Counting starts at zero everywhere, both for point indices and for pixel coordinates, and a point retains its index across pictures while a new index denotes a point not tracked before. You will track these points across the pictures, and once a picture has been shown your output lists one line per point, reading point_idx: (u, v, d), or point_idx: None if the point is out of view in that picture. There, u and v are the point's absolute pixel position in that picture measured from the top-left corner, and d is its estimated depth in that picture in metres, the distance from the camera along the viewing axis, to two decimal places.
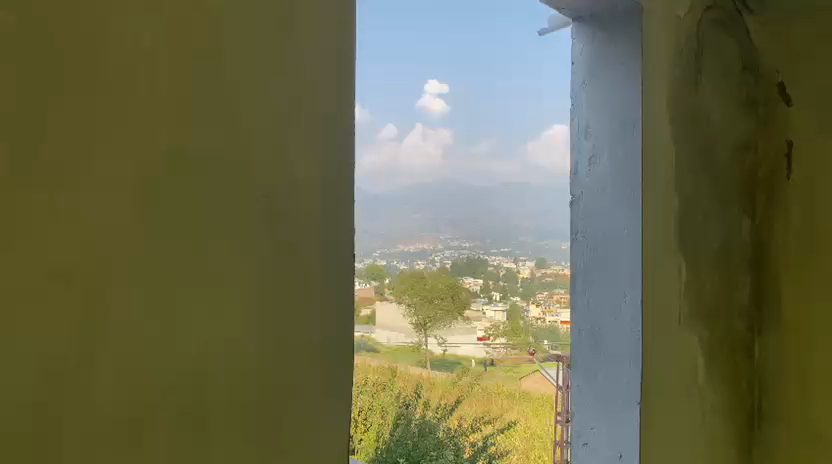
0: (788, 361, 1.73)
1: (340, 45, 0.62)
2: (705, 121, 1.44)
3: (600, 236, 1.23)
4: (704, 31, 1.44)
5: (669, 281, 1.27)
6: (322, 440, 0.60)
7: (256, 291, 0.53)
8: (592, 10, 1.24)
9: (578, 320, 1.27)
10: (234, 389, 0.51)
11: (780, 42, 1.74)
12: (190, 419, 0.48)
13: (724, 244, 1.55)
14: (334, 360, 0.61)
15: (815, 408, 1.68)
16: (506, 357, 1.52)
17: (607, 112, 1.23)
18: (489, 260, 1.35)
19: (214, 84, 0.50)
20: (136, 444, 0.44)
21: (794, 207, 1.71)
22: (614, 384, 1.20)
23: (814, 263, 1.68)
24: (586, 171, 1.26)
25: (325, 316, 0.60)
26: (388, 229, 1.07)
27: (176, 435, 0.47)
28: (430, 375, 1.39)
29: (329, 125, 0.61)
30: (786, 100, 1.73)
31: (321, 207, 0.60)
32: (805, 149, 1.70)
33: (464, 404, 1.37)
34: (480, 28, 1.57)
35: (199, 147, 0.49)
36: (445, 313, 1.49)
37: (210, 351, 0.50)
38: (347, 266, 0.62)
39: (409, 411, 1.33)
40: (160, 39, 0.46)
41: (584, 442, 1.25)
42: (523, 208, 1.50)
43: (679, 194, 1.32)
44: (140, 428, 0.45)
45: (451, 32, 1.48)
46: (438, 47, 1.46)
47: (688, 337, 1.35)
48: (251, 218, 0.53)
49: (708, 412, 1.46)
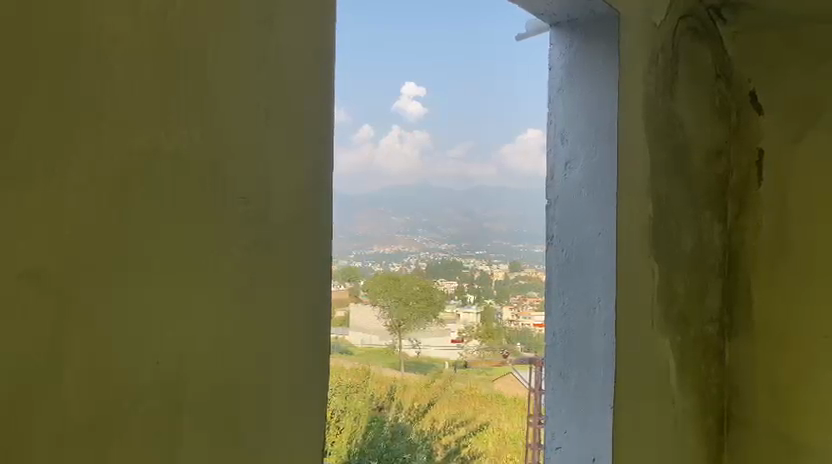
0: (758, 364, 1.77)
1: (323, 46, 0.62)
2: (680, 128, 1.46)
3: (574, 240, 1.24)
4: (679, 39, 1.46)
5: (642, 285, 1.29)
6: (300, 440, 0.59)
7: (234, 291, 0.53)
8: (570, 16, 1.24)
9: (552, 324, 1.26)
10: (210, 388, 0.50)
11: (752, 52, 1.79)
12: (163, 420, 0.47)
13: (697, 250, 1.57)
14: (313, 360, 0.60)
15: (786, 408, 1.74)
16: (480, 360, 1.48)
17: (584, 118, 1.24)
18: (465, 262, 1.33)
19: (195, 82, 0.49)
20: (108, 444, 0.43)
21: (766, 214, 1.76)
22: (587, 386, 1.22)
23: (786, 264, 1.74)
24: (562, 177, 1.27)
25: (303, 316, 0.59)
26: (366, 231, 1.08)
27: (148, 435, 0.46)
28: (403, 378, 1.42)
29: (311, 125, 0.60)
30: (758, 108, 1.78)
31: (300, 208, 0.59)
32: (776, 159, 1.76)
33: (436, 407, 1.50)
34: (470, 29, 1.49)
35: (177, 146, 0.48)
36: (419, 315, 1.37)
37: (186, 352, 0.49)
38: (326, 265, 0.61)
39: (381, 413, 1.43)
40: (140, 36, 0.45)
41: (557, 446, 1.25)
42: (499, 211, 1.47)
43: (654, 199, 1.34)
44: (110, 427, 0.44)
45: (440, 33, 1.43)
46: (430, 49, 1.42)
47: (660, 339, 1.37)
48: (230, 218, 0.52)
49: (680, 415, 1.49)
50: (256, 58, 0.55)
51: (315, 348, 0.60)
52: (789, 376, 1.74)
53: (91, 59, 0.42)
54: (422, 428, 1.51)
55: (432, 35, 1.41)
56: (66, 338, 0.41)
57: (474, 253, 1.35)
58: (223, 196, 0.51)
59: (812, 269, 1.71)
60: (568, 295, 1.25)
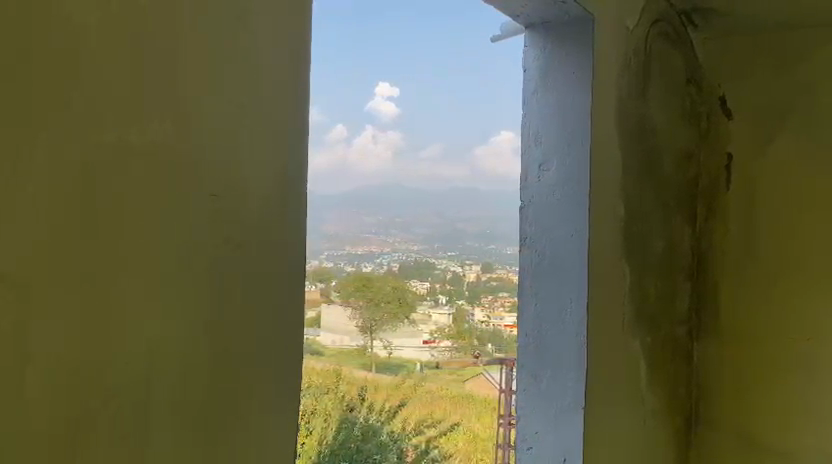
0: (724, 364, 1.80)
1: (300, 44, 0.61)
2: (651, 131, 1.48)
3: (548, 242, 1.25)
4: (651, 44, 1.48)
5: (612, 287, 1.30)
6: (273, 439, 0.58)
7: (209, 291, 0.52)
8: (544, 18, 1.25)
9: (526, 325, 1.27)
10: (182, 388, 0.49)
11: (721, 57, 1.83)
12: (132, 422, 0.46)
13: (666, 253, 1.59)
14: (288, 362, 0.59)
15: (752, 408, 1.78)
16: (452, 360, 1.43)
17: (558, 121, 1.25)
18: (437, 263, 1.32)
19: (170, 78, 0.48)
20: (75, 445, 0.42)
21: (733, 217, 1.80)
22: (560, 387, 1.23)
23: (753, 262, 1.78)
24: (537, 179, 1.28)
25: (279, 316, 0.58)
26: (337, 230, 1.07)
27: (118, 436, 0.45)
28: (374, 379, 1.37)
29: (287, 124, 0.59)
30: (727, 113, 1.82)
31: (273, 208, 0.58)
32: (743, 163, 1.80)
33: (406, 408, 1.42)
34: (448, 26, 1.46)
35: (150, 141, 0.47)
36: (390, 317, 1.33)
37: (157, 351, 0.47)
38: (302, 265, 0.61)
39: (352, 413, 1.32)
40: (113, 29, 0.44)
41: (529, 446, 1.25)
42: (470, 211, 1.44)
43: (625, 202, 1.35)
44: (79, 428, 0.43)
45: (418, 29, 1.42)
46: (410, 47, 1.41)
47: (630, 340, 1.38)
48: (204, 217, 0.51)
49: (649, 416, 1.50)
50: (229, 53, 0.54)
51: (290, 349, 0.60)
52: (757, 375, 1.77)
53: (63, 51, 0.41)
54: (393, 429, 1.40)
55: (414, 34, 1.41)
56: None
57: (448, 253, 1.34)
58: (197, 194, 0.51)
59: (775, 269, 1.76)
60: (541, 297, 1.25)
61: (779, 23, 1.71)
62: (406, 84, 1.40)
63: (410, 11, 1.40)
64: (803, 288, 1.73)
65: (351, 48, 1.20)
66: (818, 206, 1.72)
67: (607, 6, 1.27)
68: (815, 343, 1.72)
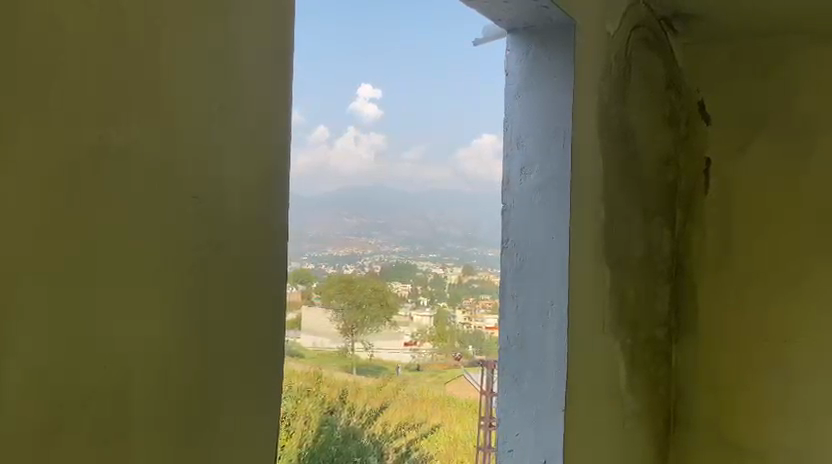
0: (701, 366, 1.82)
1: (281, 44, 0.61)
2: (631, 135, 1.49)
3: (528, 245, 1.25)
4: (632, 49, 1.49)
5: (592, 289, 1.31)
6: (253, 440, 0.58)
7: (187, 293, 0.51)
8: (527, 22, 1.25)
9: (506, 327, 1.27)
10: (161, 388, 0.49)
11: (700, 62, 1.84)
12: (111, 422, 0.45)
13: (646, 256, 1.61)
14: (267, 363, 0.59)
15: (730, 409, 1.80)
16: (433, 362, 1.40)
17: (540, 124, 1.26)
18: (419, 265, 1.33)
19: (148, 77, 0.48)
20: (50, 446, 0.42)
21: (711, 221, 1.82)
22: (540, 389, 1.23)
23: (730, 265, 1.80)
24: (518, 181, 1.27)
25: (258, 317, 0.58)
26: (319, 232, 1.07)
27: (96, 438, 0.44)
28: (356, 380, 1.31)
29: (269, 124, 0.59)
30: (706, 118, 1.84)
31: (253, 209, 0.57)
32: (722, 168, 1.82)
33: (388, 410, 1.36)
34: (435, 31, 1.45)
35: (129, 140, 0.46)
36: (372, 320, 1.29)
37: (135, 352, 0.47)
38: (282, 264, 0.60)
39: (333, 417, 1.26)
40: (92, 27, 0.44)
41: (509, 448, 1.26)
42: (451, 210, 1.43)
43: (606, 206, 1.36)
44: (55, 430, 0.42)
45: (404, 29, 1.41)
46: (395, 45, 1.39)
47: (609, 342, 1.39)
48: (182, 218, 0.50)
49: (629, 417, 1.51)
50: (209, 52, 0.53)
51: (268, 349, 0.59)
52: (736, 375, 1.79)
53: (39, 49, 0.41)
54: (374, 432, 1.34)
55: (399, 33, 1.39)
56: (7, 340, 0.39)
57: (428, 256, 1.35)
58: (175, 195, 0.50)
59: (752, 271, 1.78)
60: (522, 299, 1.25)
61: (757, 30, 1.73)
62: (389, 87, 1.39)
63: (401, 17, 1.41)
64: (779, 292, 1.76)
65: (336, 48, 1.20)
66: (793, 210, 1.75)
67: (588, 11, 1.28)
68: (791, 346, 1.74)
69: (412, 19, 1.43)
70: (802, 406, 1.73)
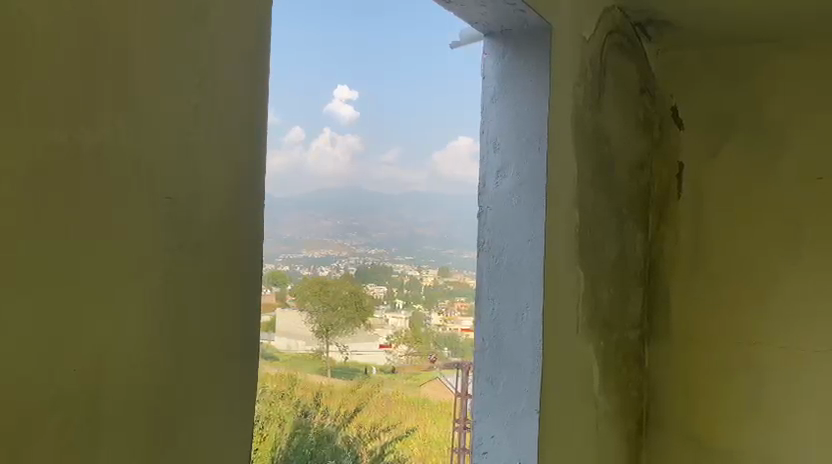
0: (674, 366, 1.85)
1: (257, 42, 0.60)
2: (605, 141, 1.50)
3: (503, 247, 1.26)
4: (606, 54, 1.51)
5: (567, 291, 1.32)
6: (228, 444, 0.57)
7: (160, 293, 0.50)
8: (504, 26, 1.26)
9: (482, 329, 1.28)
10: (133, 389, 0.48)
11: (673, 68, 1.88)
12: (82, 424, 0.45)
13: (619, 258, 1.63)
14: (243, 365, 0.58)
15: (701, 410, 1.83)
16: (408, 365, 1.35)
17: (516, 128, 1.27)
18: (394, 267, 1.29)
19: (121, 76, 0.47)
20: (19, 446, 0.41)
21: (683, 224, 1.86)
22: (515, 390, 1.24)
23: (701, 267, 1.84)
24: (494, 184, 1.29)
25: (233, 317, 0.57)
26: (292, 235, 1.06)
27: (66, 438, 0.44)
28: (330, 384, 1.22)
29: (245, 124, 0.58)
30: (679, 123, 1.87)
31: (228, 209, 0.57)
32: (694, 172, 1.85)
33: (362, 412, 1.25)
34: (424, 43, 1.44)
35: (103, 138, 0.46)
36: (346, 321, 1.23)
37: (107, 353, 0.46)
38: (257, 264, 0.59)
39: (307, 420, 1.16)
40: (64, 24, 0.43)
41: (484, 450, 1.26)
42: (436, 212, 1.39)
43: (580, 209, 1.37)
44: (25, 430, 0.41)
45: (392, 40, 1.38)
46: (380, 50, 1.35)
47: (583, 344, 1.40)
48: (154, 219, 0.49)
49: (602, 419, 1.53)
50: (184, 52, 0.52)
51: (244, 350, 0.58)
52: (708, 376, 1.82)
53: (10, 47, 0.40)
54: (349, 436, 1.21)
55: (394, 39, 1.38)
56: None
57: (403, 259, 1.31)
58: (148, 194, 0.49)
59: (723, 273, 1.82)
60: (498, 301, 1.27)
61: (728, 37, 1.77)
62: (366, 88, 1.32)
63: (390, 17, 1.38)
64: (749, 294, 1.79)
65: (312, 46, 1.16)
66: (762, 213, 1.78)
67: (564, 16, 1.29)
68: (760, 348, 1.77)
69: (401, 26, 1.40)
70: (773, 407, 1.75)
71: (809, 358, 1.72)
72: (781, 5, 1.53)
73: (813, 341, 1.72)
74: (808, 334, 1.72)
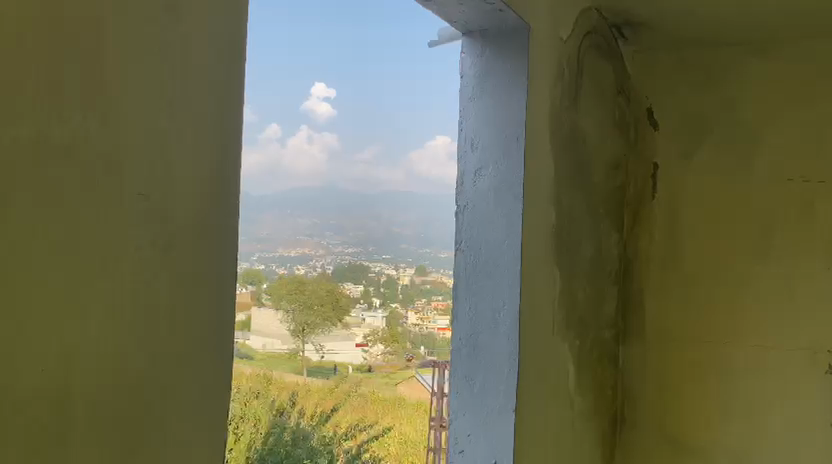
0: (649, 365, 1.87)
1: (233, 36, 0.59)
2: (581, 141, 1.52)
3: (481, 247, 1.26)
4: (583, 54, 1.52)
5: (542, 291, 1.32)
6: (198, 444, 0.55)
7: (129, 293, 0.49)
8: (483, 26, 1.26)
9: (459, 329, 1.28)
10: (101, 390, 0.47)
11: (648, 70, 1.90)
12: (47, 426, 0.43)
13: (595, 258, 1.64)
14: (215, 365, 0.57)
15: (674, 410, 1.85)
16: (384, 363, 1.36)
17: (493, 127, 1.27)
18: (371, 266, 1.25)
19: (92, 69, 0.46)
20: None
21: (658, 224, 1.88)
22: (491, 390, 1.24)
23: (674, 265, 1.86)
24: (472, 183, 1.29)
25: (206, 316, 0.56)
26: (270, 232, 1.04)
27: (33, 441, 0.42)
28: (306, 382, 1.23)
29: (218, 120, 0.57)
30: (653, 123, 1.89)
31: (201, 207, 0.56)
32: (668, 173, 1.87)
33: (339, 411, 1.27)
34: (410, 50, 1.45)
35: (70, 134, 0.45)
36: (323, 321, 1.25)
37: (74, 352, 0.45)
38: (231, 263, 0.59)
39: (282, 419, 1.15)
40: (33, 16, 0.42)
41: (460, 449, 1.27)
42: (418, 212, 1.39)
43: (556, 208, 1.38)
44: None
45: (359, 49, 1.43)
46: (347, 48, 1.39)
47: (559, 343, 1.41)
48: (125, 216, 0.48)
49: (577, 417, 1.54)
50: (155, 46, 0.51)
51: (215, 350, 0.57)
52: (681, 373, 1.84)
53: None
54: (325, 435, 1.23)
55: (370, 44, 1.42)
56: None
57: (383, 258, 1.28)
58: (118, 193, 0.48)
59: (695, 272, 1.84)
60: (474, 301, 1.27)
61: (703, 39, 1.79)
62: (339, 93, 1.37)
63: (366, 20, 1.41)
64: (722, 293, 1.81)
65: (287, 48, 1.15)
66: (734, 215, 1.80)
67: (542, 16, 1.30)
68: (731, 347, 1.80)
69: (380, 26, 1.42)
70: (743, 406, 1.78)
71: (778, 357, 1.75)
72: (754, 9, 1.55)
73: (781, 340, 1.75)
74: (780, 335, 1.75)
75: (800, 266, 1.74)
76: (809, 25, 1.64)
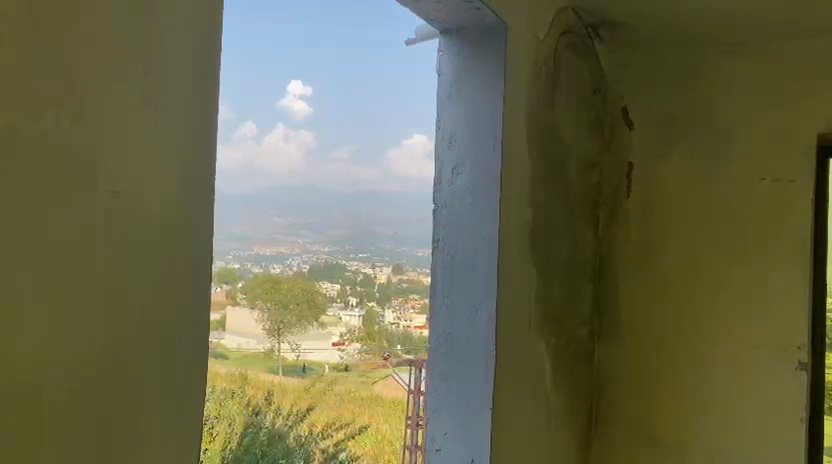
0: (624, 363, 1.89)
1: (209, 31, 0.58)
2: (558, 138, 1.52)
3: (459, 245, 1.29)
4: (560, 54, 1.53)
5: (519, 290, 1.34)
6: (171, 444, 0.55)
7: (103, 292, 0.48)
8: (459, 24, 1.29)
9: (437, 326, 1.30)
10: (73, 389, 0.46)
11: (623, 71, 1.92)
12: (17, 427, 0.42)
13: (570, 259, 1.64)
14: (189, 366, 0.56)
15: (647, 409, 1.87)
16: (362, 362, 1.24)
17: (470, 127, 1.30)
18: (348, 264, 1.18)
19: (64, 66, 0.45)
20: None
21: (632, 223, 1.90)
22: (469, 389, 1.25)
23: (649, 262, 1.89)
24: (449, 180, 1.33)
25: (180, 318, 0.55)
26: (245, 230, 0.97)
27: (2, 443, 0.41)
28: (282, 379, 1.13)
29: (193, 117, 0.56)
30: (628, 123, 1.92)
31: (176, 205, 0.55)
32: (642, 175, 1.90)
33: (315, 411, 1.17)
34: (399, 58, 1.32)
35: (45, 130, 0.44)
36: (298, 320, 1.12)
37: (47, 350, 0.44)
38: (205, 263, 0.58)
39: (259, 420, 1.08)
40: (9, 8, 0.41)
41: (437, 448, 1.28)
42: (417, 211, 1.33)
43: (533, 208, 1.39)
44: None
45: (366, 35, 1.24)
46: (329, 44, 1.16)
47: (535, 341, 1.42)
48: (99, 213, 0.48)
49: (553, 415, 1.55)
50: (132, 39, 0.50)
51: (191, 350, 0.56)
52: (657, 365, 1.87)
53: None
54: (300, 434, 1.14)
55: (372, 39, 1.25)
56: None
57: (357, 256, 1.20)
58: (91, 190, 0.47)
59: (670, 271, 1.86)
60: (452, 298, 1.30)
61: (678, 40, 1.81)
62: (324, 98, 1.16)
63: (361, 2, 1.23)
64: (699, 292, 1.83)
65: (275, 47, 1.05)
66: (708, 214, 1.83)
67: (520, 16, 1.32)
68: (704, 344, 1.83)
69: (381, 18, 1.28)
70: (713, 402, 1.81)
71: (752, 354, 1.78)
72: (729, 9, 1.57)
73: (754, 337, 1.78)
74: (753, 333, 1.78)
75: (770, 264, 1.77)
76: (780, 28, 1.68)
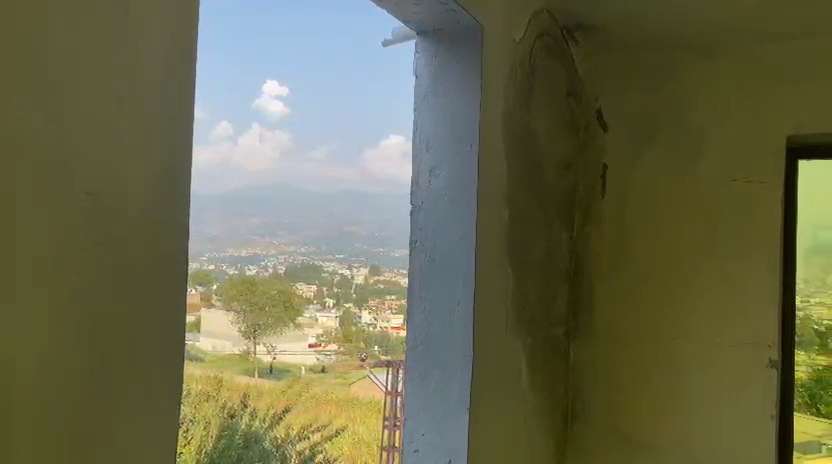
0: (598, 362, 1.91)
1: (186, 30, 0.58)
2: (533, 140, 1.54)
3: (436, 246, 1.30)
4: (536, 59, 1.55)
5: (496, 290, 1.35)
6: (153, 446, 0.54)
7: (77, 293, 0.47)
8: (438, 27, 1.29)
9: (413, 327, 1.31)
10: (49, 392, 0.45)
11: (596, 73, 1.94)
12: None
13: (546, 259, 1.66)
14: (168, 366, 0.55)
15: (623, 408, 1.89)
16: (338, 363, 1.23)
17: (447, 129, 1.30)
18: (325, 265, 1.16)
19: (39, 66, 0.44)
20: None
21: (607, 224, 1.92)
22: (446, 390, 1.27)
23: (623, 262, 1.91)
24: (427, 182, 1.32)
25: (159, 319, 0.54)
26: (222, 233, 0.96)
27: None
28: (259, 381, 1.08)
29: (170, 117, 0.56)
30: (603, 125, 1.94)
31: (153, 204, 0.54)
32: (616, 177, 1.92)
33: (292, 412, 1.13)
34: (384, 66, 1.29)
35: (19, 130, 0.43)
36: (275, 321, 1.09)
37: (21, 353, 0.44)
38: (183, 264, 0.57)
39: (235, 421, 1.02)
40: None
41: (415, 448, 1.30)
42: (386, 212, 1.30)
43: (510, 210, 1.41)
44: None
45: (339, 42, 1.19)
46: (308, 46, 1.13)
47: (512, 341, 1.44)
48: (73, 215, 0.47)
49: (530, 414, 1.56)
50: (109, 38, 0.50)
51: (168, 350, 0.56)
52: (630, 365, 1.89)
53: None
54: (277, 437, 1.10)
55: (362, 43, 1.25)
56: None
57: (335, 256, 1.18)
58: (66, 191, 0.47)
59: (643, 272, 1.89)
60: (429, 298, 1.30)
61: (651, 43, 1.84)
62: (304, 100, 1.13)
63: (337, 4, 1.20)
64: (674, 292, 1.86)
65: (251, 45, 1.02)
66: (681, 215, 1.86)
67: (494, 19, 1.33)
68: (678, 343, 1.85)
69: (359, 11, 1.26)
70: (687, 400, 1.84)
71: (724, 352, 1.81)
72: (700, 14, 1.60)
73: (728, 335, 1.81)
74: (726, 332, 1.81)
75: (742, 263, 1.80)
76: (752, 31, 1.72)
